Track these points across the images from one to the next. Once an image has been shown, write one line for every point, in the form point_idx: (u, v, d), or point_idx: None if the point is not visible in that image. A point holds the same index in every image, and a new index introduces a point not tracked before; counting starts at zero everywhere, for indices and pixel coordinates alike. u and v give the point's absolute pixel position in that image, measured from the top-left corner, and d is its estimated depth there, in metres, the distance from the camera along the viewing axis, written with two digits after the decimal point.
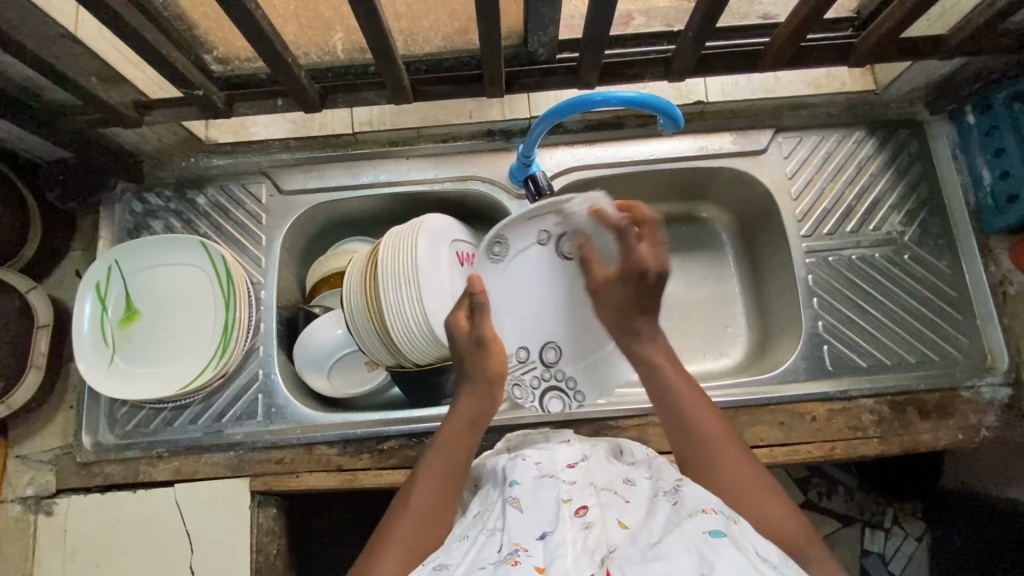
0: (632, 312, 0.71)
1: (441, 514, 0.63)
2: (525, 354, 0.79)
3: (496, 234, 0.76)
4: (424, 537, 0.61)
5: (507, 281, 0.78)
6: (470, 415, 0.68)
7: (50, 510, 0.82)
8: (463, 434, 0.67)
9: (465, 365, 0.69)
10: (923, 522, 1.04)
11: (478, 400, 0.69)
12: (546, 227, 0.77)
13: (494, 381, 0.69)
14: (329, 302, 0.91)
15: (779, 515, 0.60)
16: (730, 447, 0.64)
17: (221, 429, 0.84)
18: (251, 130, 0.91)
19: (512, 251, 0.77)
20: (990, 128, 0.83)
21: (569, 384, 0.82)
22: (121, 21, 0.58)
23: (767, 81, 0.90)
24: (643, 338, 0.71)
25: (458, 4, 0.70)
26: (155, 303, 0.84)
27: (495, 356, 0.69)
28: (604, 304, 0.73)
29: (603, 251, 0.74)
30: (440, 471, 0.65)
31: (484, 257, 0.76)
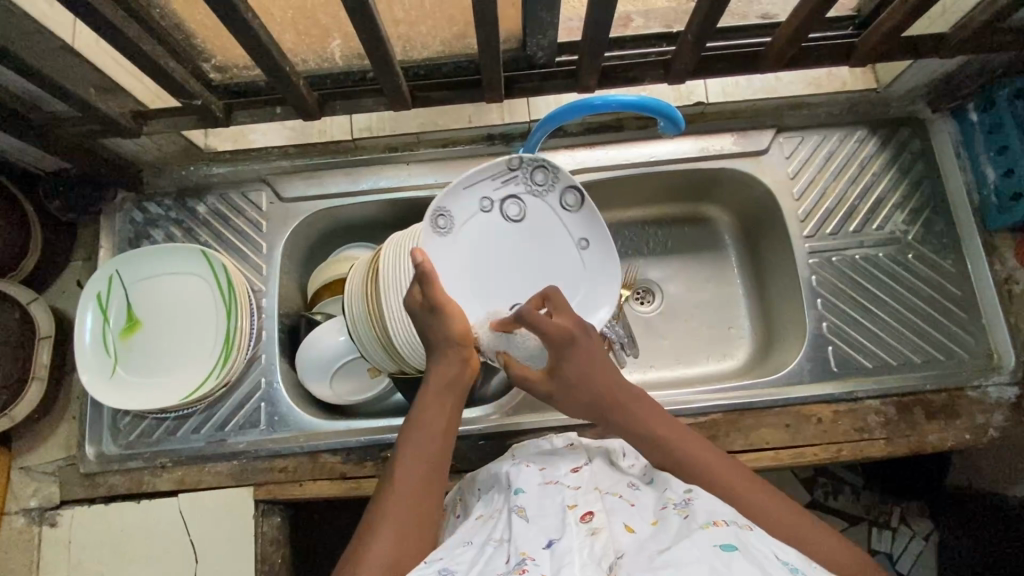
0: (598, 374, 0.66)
1: (430, 491, 0.61)
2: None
3: (437, 205, 0.70)
4: (416, 517, 0.58)
5: (455, 253, 0.70)
6: (443, 383, 0.65)
7: (54, 521, 0.82)
8: (441, 405, 0.64)
9: (428, 333, 0.66)
10: (930, 521, 1.04)
11: (450, 365, 0.65)
12: (485, 195, 0.72)
13: (461, 343, 0.66)
14: (330, 309, 0.90)
15: (826, 544, 0.58)
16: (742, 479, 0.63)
17: (224, 438, 0.84)
18: (251, 137, 0.91)
19: (458, 223, 0.71)
20: (994, 126, 0.82)
21: None
22: (117, 33, 0.58)
23: (768, 82, 0.89)
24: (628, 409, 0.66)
25: (456, 10, 0.70)
26: (155, 312, 0.84)
27: (456, 318, 0.66)
28: (563, 395, 0.67)
29: (526, 355, 0.70)
30: (422, 448, 0.62)
31: (428, 231, 0.69)
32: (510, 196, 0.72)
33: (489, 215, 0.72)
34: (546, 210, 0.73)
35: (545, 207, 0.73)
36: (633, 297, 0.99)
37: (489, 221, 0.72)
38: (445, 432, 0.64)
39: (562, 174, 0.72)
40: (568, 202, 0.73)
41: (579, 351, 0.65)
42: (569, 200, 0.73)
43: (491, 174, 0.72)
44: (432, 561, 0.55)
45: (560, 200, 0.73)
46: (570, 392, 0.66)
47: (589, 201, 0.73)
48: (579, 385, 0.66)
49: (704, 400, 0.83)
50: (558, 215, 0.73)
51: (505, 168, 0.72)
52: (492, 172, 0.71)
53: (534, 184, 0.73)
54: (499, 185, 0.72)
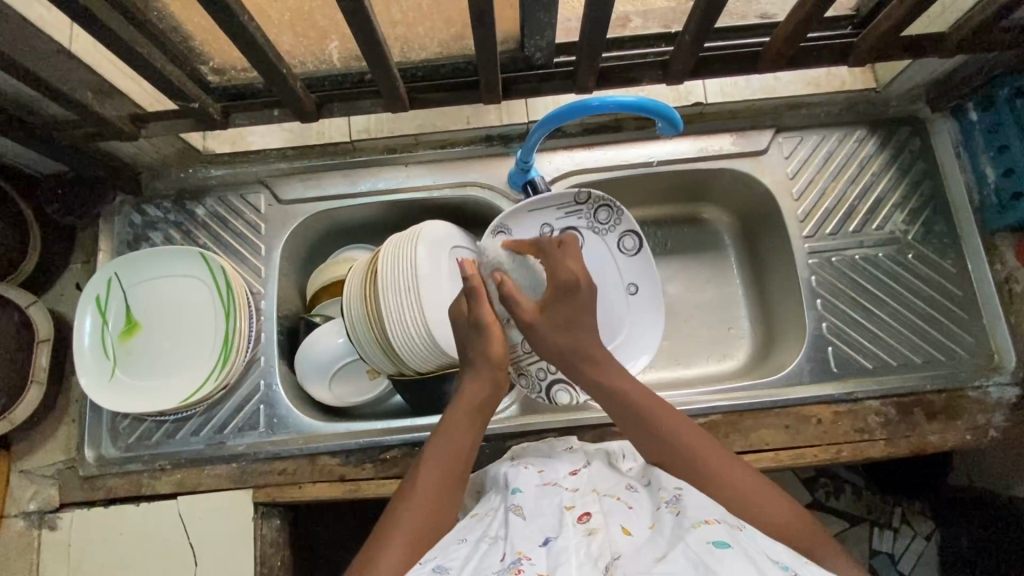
0: (577, 322, 0.70)
1: (448, 500, 0.61)
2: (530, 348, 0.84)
3: (502, 222, 0.83)
4: (434, 524, 0.59)
5: None
6: (476, 399, 0.67)
7: (54, 524, 0.82)
8: (469, 420, 0.66)
9: (468, 350, 0.69)
10: (931, 521, 1.03)
11: (483, 384, 0.68)
12: (548, 222, 0.85)
13: (495, 364, 0.68)
14: (329, 311, 0.90)
15: (781, 517, 0.58)
16: (708, 448, 0.63)
17: (223, 441, 0.84)
18: (250, 139, 0.91)
19: (519, 243, 0.84)
20: (993, 125, 0.82)
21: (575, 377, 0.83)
22: (114, 36, 0.58)
23: (767, 82, 0.89)
24: (601, 362, 0.69)
25: (453, 11, 0.70)
26: (155, 315, 0.84)
27: (497, 339, 0.68)
28: (544, 332, 0.69)
29: (527, 283, 0.79)
30: (446, 457, 0.63)
31: (490, 243, 0.82)
32: (571, 226, 0.86)
33: None
34: (602, 246, 0.87)
35: (601, 243, 0.87)
36: None
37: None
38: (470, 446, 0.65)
39: (624, 217, 0.85)
40: (623, 242, 0.86)
41: (581, 299, 0.70)
42: (625, 241, 0.86)
43: (559, 205, 0.85)
44: (427, 559, 0.54)
45: (617, 239, 0.86)
46: (555, 332, 0.69)
47: (646, 247, 0.86)
48: (565, 327, 0.69)
49: (704, 401, 0.82)
50: (614, 254, 0.87)
51: (573, 201, 0.85)
52: (559, 203, 0.84)
53: (595, 222, 0.86)
54: (562, 216, 0.85)
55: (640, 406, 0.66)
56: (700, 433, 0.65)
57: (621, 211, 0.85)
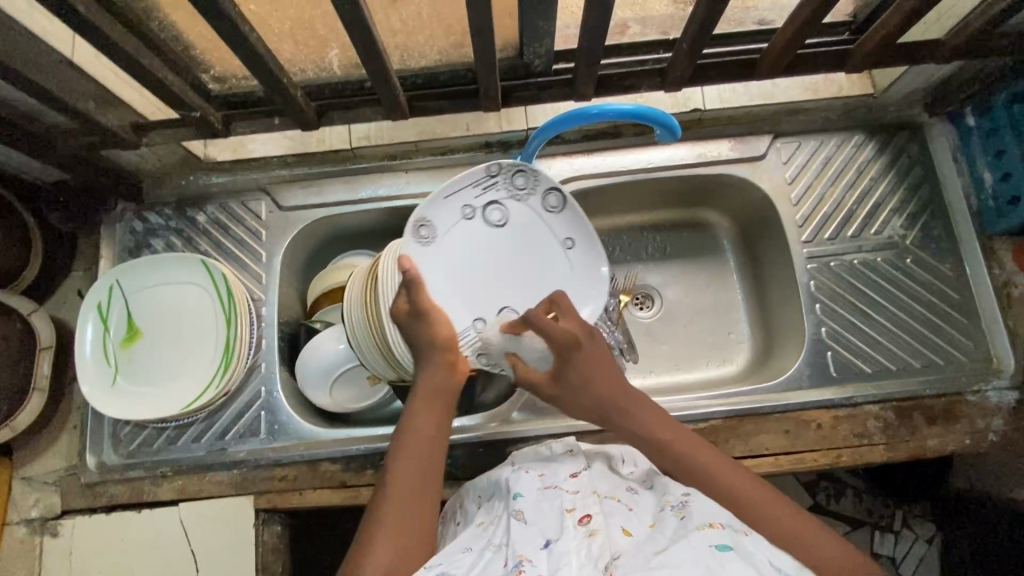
0: (597, 380, 0.67)
1: (422, 500, 0.61)
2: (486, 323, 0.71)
3: (418, 215, 0.70)
4: (412, 522, 0.59)
5: (438, 263, 0.70)
6: (432, 391, 0.65)
7: (55, 531, 0.82)
8: (431, 409, 0.65)
9: (413, 340, 0.66)
10: (932, 523, 1.04)
11: (436, 370, 0.66)
12: (467, 202, 0.72)
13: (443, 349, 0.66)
14: (329, 317, 0.90)
15: (825, 548, 0.56)
16: (744, 481, 0.61)
17: (225, 447, 0.84)
18: (251, 147, 0.91)
19: (440, 233, 0.71)
20: (990, 130, 0.82)
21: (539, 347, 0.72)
22: (114, 46, 0.58)
23: (765, 88, 0.89)
24: (627, 411, 0.67)
25: (452, 20, 0.70)
26: (155, 322, 0.84)
27: (437, 324, 0.66)
28: (564, 399, 0.69)
29: (534, 357, 0.70)
30: (412, 452, 0.62)
31: (409, 239, 0.70)
32: (492, 202, 0.73)
33: (470, 223, 0.72)
34: (529, 213, 0.73)
35: (528, 210, 0.73)
36: (632, 302, 0.99)
37: (471, 228, 0.72)
38: (434, 435, 0.64)
39: (540, 176, 0.73)
40: (551, 203, 0.73)
41: (582, 359, 0.67)
42: (551, 202, 0.73)
43: (471, 183, 0.72)
44: (431, 566, 0.55)
45: (543, 202, 0.73)
46: (573, 396, 0.68)
47: (573, 201, 0.73)
48: (583, 387, 0.67)
49: (704, 406, 0.83)
50: (543, 217, 0.73)
51: (484, 175, 0.72)
52: (472, 180, 0.72)
53: (515, 189, 0.73)
54: (480, 193, 0.72)
55: (678, 453, 0.64)
56: (702, 444, 0.65)
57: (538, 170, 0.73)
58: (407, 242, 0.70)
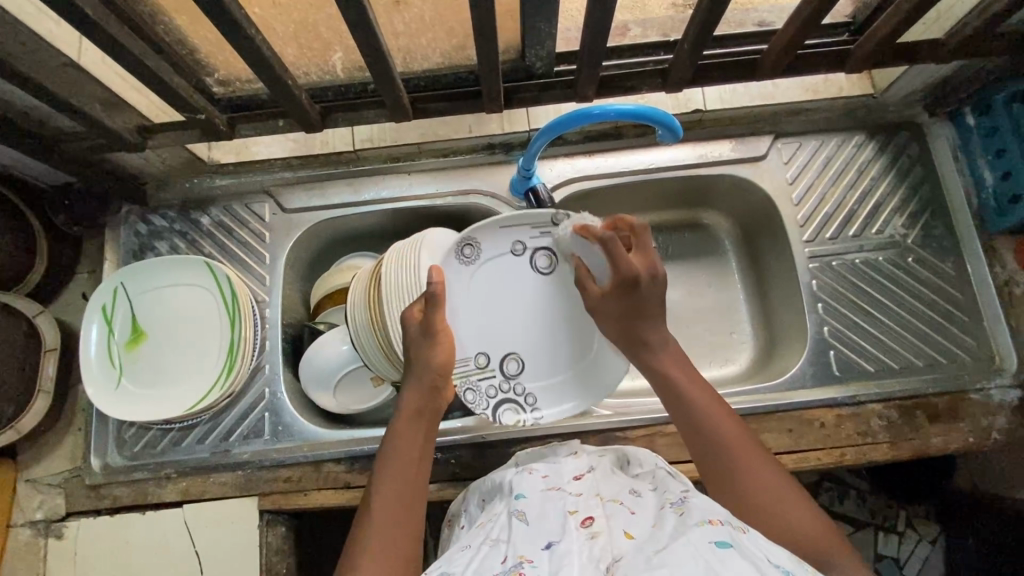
0: (641, 318, 0.69)
1: (409, 512, 0.62)
2: (484, 360, 0.75)
3: (470, 235, 0.74)
4: (402, 536, 0.60)
5: (469, 285, 0.75)
6: (418, 409, 0.67)
7: (60, 533, 0.82)
8: (416, 426, 0.67)
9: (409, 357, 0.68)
10: (937, 524, 1.03)
11: (424, 392, 0.68)
12: (521, 240, 0.76)
13: (437, 372, 0.68)
14: (334, 319, 0.91)
15: (808, 535, 0.55)
16: (754, 458, 0.61)
17: (229, 448, 0.84)
18: (255, 150, 0.92)
19: (483, 258, 0.75)
20: (990, 130, 0.83)
21: (528, 400, 0.78)
22: (120, 48, 0.59)
23: (766, 88, 0.91)
24: (654, 348, 0.69)
25: (455, 22, 0.71)
26: (161, 324, 0.85)
27: (442, 349, 0.68)
28: (603, 315, 0.71)
29: (595, 268, 0.73)
30: (401, 468, 0.64)
31: (453, 254, 0.74)
32: (544, 248, 0.77)
33: (516, 259, 0.76)
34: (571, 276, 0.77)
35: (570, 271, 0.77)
36: None
37: (515, 266, 0.76)
38: (420, 454, 0.66)
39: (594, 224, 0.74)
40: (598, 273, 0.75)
41: (641, 294, 0.68)
42: None
43: (533, 224, 0.75)
44: (432, 568, 0.55)
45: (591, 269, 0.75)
46: (615, 319, 0.70)
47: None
48: (632, 315, 0.69)
49: None
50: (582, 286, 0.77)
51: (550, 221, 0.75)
52: (534, 221, 0.75)
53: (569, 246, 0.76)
54: (536, 235, 0.76)
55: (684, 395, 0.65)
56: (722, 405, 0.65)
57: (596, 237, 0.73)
58: (448, 257, 0.73)
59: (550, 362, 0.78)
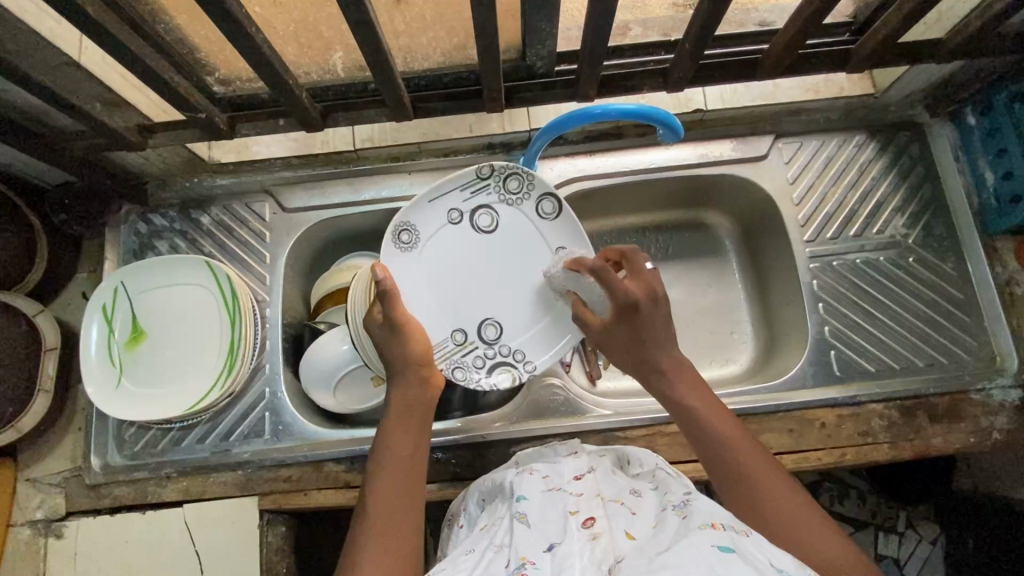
0: (647, 343, 0.69)
1: (408, 507, 0.62)
2: (462, 336, 0.78)
3: (400, 221, 0.76)
4: (401, 533, 0.60)
5: (420, 268, 0.77)
6: (406, 405, 0.68)
7: (59, 533, 0.82)
8: (408, 422, 0.67)
9: (390, 355, 0.69)
10: (937, 525, 1.03)
11: (411, 387, 0.68)
12: (454, 206, 0.79)
13: (420, 364, 0.69)
14: (334, 318, 0.90)
15: (830, 553, 0.54)
16: (773, 480, 0.60)
17: (228, 448, 0.84)
18: (254, 149, 0.92)
19: (423, 237, 0.78)
20: (991, 130, 0.83)
21: (516, 357, 0.79)
22: (121, 47, 0.59)
23: (766, 90, 0.91)
24: (666, 373, 0.68)
25: (456, 21, 0.71)
26: (160, 325, 0.85)
27: (415, 341, 0.69)
28: (611, 346, 0.72)
29: (593, 300, 0.75)
30: (394, 465, 0.64)
31: (390, 245, 0.76)
32: (481, 207, 0.79)
33: (457, 227, 0.78)
34: (520, 218, 0.79)
35: (519, 215, 0.79)
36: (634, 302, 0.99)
37: (458, 233, 0.79)
38: (413, 449, 0.66)
39: (535, 181, 0.78)
40: (544, 210, 0.78)
41: (643, 317, 0.68)
42: (544, 208, 0.78)
43: (458, 187, 0.78)
44: None
45: (535, 208, 0.79)
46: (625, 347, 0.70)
47: (565, 207, 0.78)
48: (641, 342, 0.69)
49: None
50: (534, 222, 0.79)
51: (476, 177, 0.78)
52: (461, 184, 0.78)
53: (507, 193, 0.79)
54: (468, 197, 0.79)
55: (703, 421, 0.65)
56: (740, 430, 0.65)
57: (529, 174, 0.78)
58: (388, 247, 0.76)
59: (526, 317, 0.80)
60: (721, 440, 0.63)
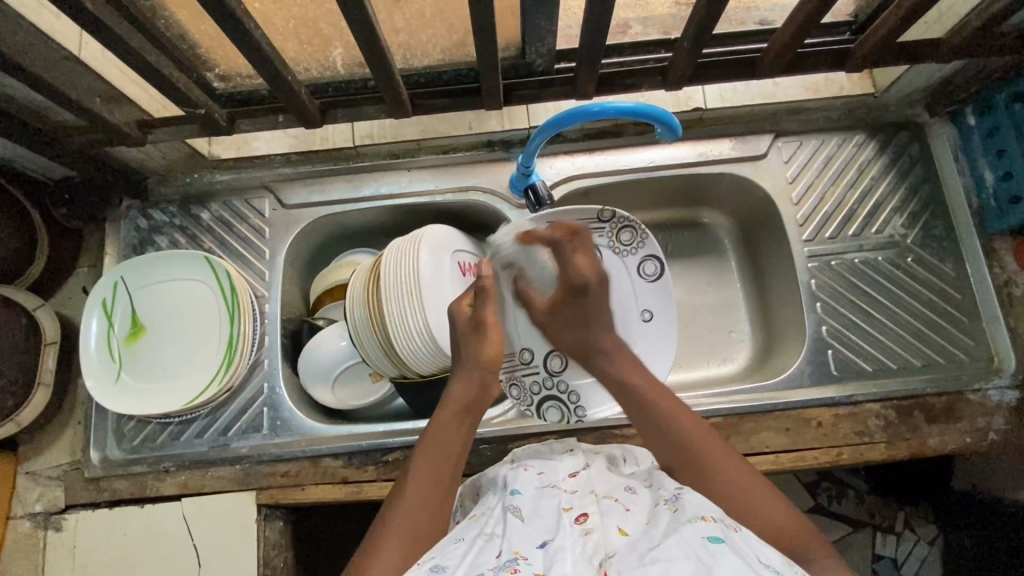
0: (581, 325, 0.77)
1: (440, 503, 0.61)
2: (528, 356, 0.83)
3: (516, 232, 0.81)
4: (428, 526, 0.59)
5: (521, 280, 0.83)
6: (462, 402, 0.69)
7: (59, 525, 0.83)
8: (460, 420, 0.68)
9: (461, 351, 0.72)
10: (935, 525, 1.03)
11: (472, 386, 0.70)
12: None
13: (487, 367, 0.71)
14: (333, 314, 0.91)
15: (771, 515, 0.57)
16: (707, 439, 0.64)
17: (227, 442, 0.85)
18: (254, 145, 0.91)
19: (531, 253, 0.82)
20: (991, 130, 0.82)
21: (570, 397, 0.83)
22: (119, 43, 0.59)
23: (766, 88, 0.89)
24: (606, 353, 0.75)
25: (455, 19, 0.71)
26: (160, 319, 0.85)
27: (490, 342, 0.72)
28: (556, 327, 0.78)
29: (539, 278, 0.81)
30: (439, 458, 0.64)
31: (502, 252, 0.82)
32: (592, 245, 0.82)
33: None
34: (622, 268, 0.83)
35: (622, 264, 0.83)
36: None
37: None
38: (460, 449, 0.66)
39: (648, 241, 0.82)
40: (644, 268, 0.83)
41: (590, 298, 0.76)
42: (648, 269, 0.83)
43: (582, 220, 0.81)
44: (425, 560, 0.54)
45: (639, 263, 0.83)
46: (565, 330, 0.77)
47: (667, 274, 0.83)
48: (581, 324, 0.77)
49: (703, 405, 0.83)
50: (634, 278, 0.83)
51: (597, 219, 0.82)
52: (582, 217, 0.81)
53: (619, 243, 0.83)
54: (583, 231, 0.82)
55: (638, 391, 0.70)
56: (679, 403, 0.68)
57: (645, 234, 0.82)
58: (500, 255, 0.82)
59: None
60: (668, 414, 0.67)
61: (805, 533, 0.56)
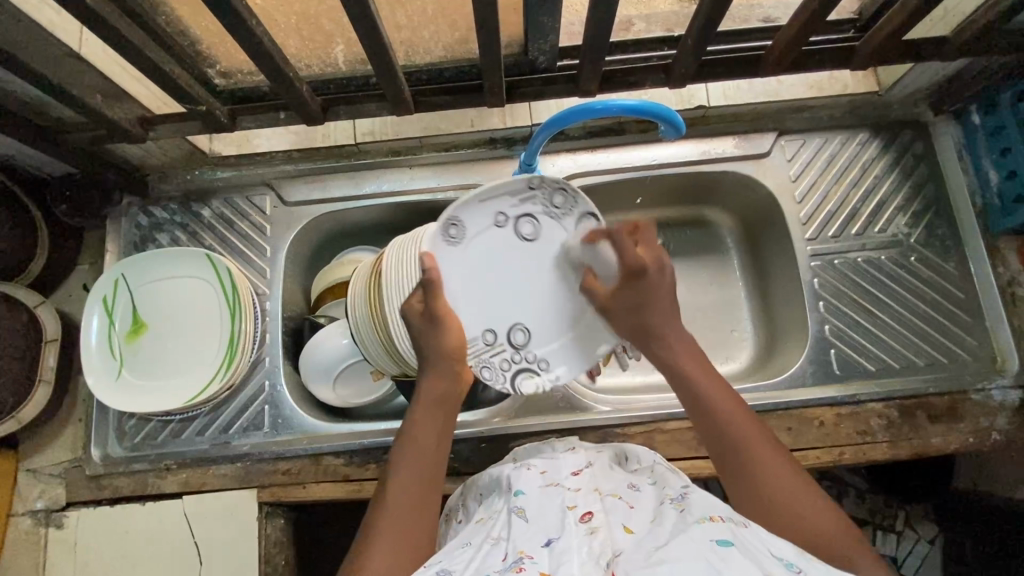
0: (644, 310, 0.67)
1: (426, 500, 0.62)
2: (492, 336, 0.70)
3: (450, 215, 0.66)
4: (415, 527, 0.59)
5: (465, 266, 0.68)
6: (436, 396, 0.66)
7: (60, 522, 0.83)
8: (437, 413, 0.66)
9: (424, 346, 0.65)
10: (935, 524, 1.03)
11: (443, 378, 0.66)
12: (501, 209, 0.68)
13: (454, 358, 0.66)
14: (334, 312, 0.90)
15: (814, 518, 0.56)
16: (756, 434, 0.61)
17: (228, 440, 0.84)
18: (256, 142, 0.91)
19: (470, 234, 0.68)
20: (996, 129, 0.82)
21: (541, 365, 0.72)
22: (120, 40, 0.59)
23: (770, 86, 0.89)
24: (665, 340, 0.67)
25: (457, 16, 0.70)
26: (161, 317, 0.85)
27: (452, 332, 0.66)
28: (616, 313, 0.68)
29: (603, 269, 0.70)
30: (420, 455, 0.63)
31: (438, 241, 0.66)
32: (527, 214, 0.69)
33: (503, 231, 0.69)
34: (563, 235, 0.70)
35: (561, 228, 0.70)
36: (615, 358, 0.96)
37: (504, 237, 0.69)
38: (438, 442, 0.65)
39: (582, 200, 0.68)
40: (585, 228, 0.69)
41: (648, 282, 0.67)
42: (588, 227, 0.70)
43: (510, 192, 0.67)
44: (432, 561, 0.55)
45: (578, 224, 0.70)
46: (626, 315, 0.68)
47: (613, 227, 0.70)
48: (643, 306, 0.67)
49: None
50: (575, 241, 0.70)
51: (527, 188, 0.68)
52: (512, 189, 0.67)
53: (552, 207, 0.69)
54: (517, 202, 0.69)
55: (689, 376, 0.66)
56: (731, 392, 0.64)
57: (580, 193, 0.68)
58: (435, 242, 0.67)
59: (556, 327, 0.72)
60: (718, 405, 0.63)
61: (849, 538, 0.55)
